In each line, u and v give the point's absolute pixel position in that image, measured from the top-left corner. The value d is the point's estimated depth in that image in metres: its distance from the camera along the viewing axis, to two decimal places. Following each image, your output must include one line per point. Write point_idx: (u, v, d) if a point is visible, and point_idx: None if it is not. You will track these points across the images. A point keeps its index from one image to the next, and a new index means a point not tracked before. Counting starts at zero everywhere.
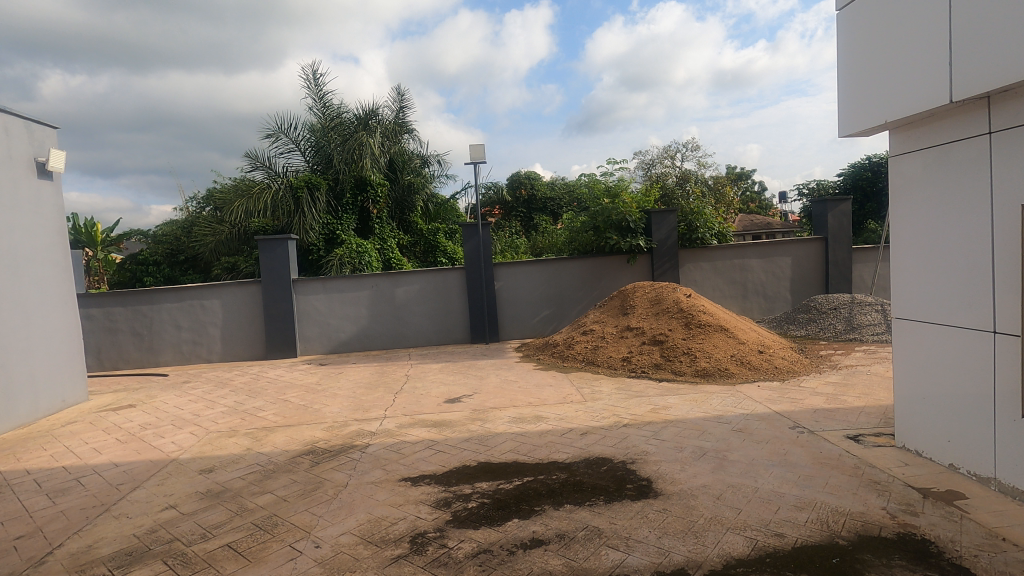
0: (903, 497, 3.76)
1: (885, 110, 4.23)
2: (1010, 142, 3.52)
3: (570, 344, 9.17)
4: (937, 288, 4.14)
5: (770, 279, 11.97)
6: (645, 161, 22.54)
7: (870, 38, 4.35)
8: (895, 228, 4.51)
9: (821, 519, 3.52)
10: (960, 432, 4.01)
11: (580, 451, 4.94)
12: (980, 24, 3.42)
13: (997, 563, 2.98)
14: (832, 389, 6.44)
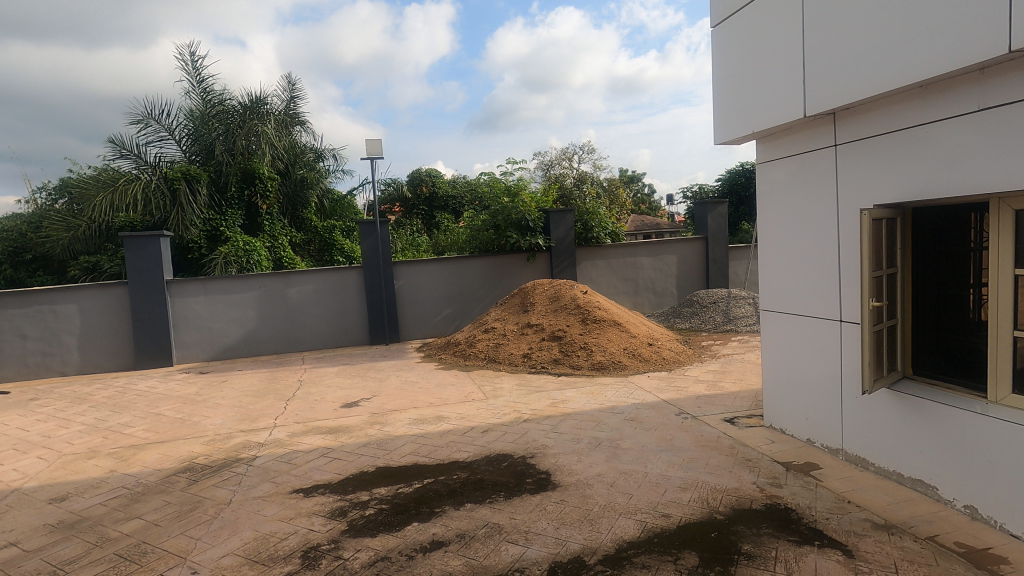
0: (770, 472, 4.17)
1: (752, 121, 4.67)
2: (850, 155, 4.02)
3: (471, 343, 9.16)
4: (796, 283, 4.63)
5: (659, 275, 12.77)
6: (544, 162, 23.13)
7: (740, 54, 4.76)
8: (763, 227, 4.99)
9: (702, 497, 3.81)
10: (816, 410, 4.52)
11: (480, 449, 4.95)
12: (827, 49, 3.87)
13: (844, 523, 3.40)
14: (712, 377, 7.01)
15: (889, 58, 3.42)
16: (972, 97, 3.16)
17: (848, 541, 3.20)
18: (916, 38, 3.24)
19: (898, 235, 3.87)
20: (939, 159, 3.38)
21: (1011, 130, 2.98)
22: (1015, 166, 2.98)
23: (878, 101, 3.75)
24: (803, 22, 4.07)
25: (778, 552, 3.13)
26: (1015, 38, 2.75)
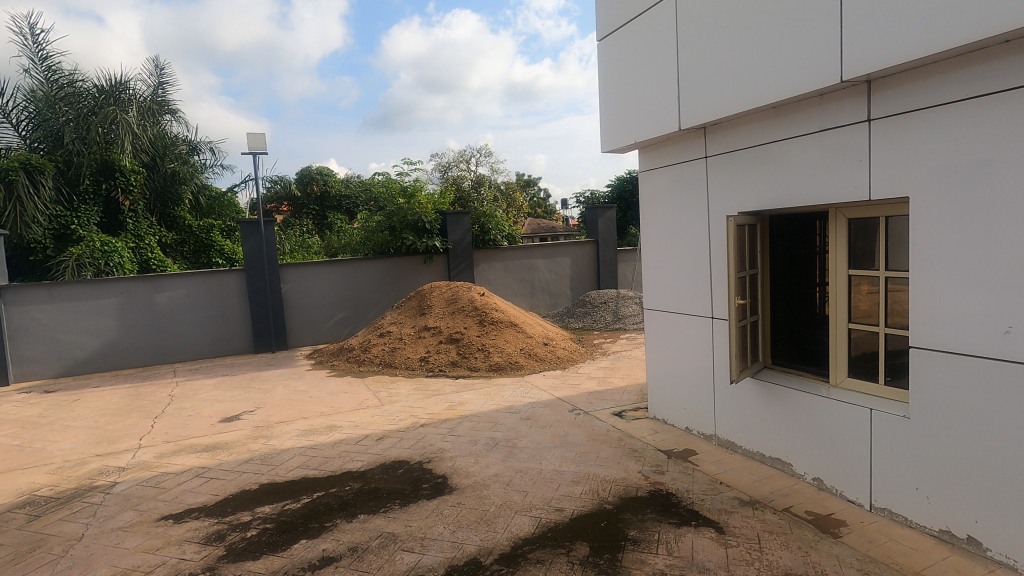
0: (654, 460, 4.46)
1: (634, 132, 4.98)
2: (718, 167, 4.42)
3: (366, 348, 8.86)
4: (674, 283, 5.00)
5: (553, 277, 13.19)
6: (441, 164, 22.97)
7: (624, 69, 5.06)
8: (645, 232, 5.33)
9: (592, 489, 3.99)
10: (693, 401, 4.91)
11: (375, 457, 4.80)
12: (697, 69, 4.24)
13: (716, 502, 3.72)
14: (602, 373, 7.37)
15: (749, 81, 3.82)
16: (814, 119, 3.61)
17: (720, 518, 3.50)
18: (770, 64, 3.64)
19: (759, 239, 4.32)
20: (789, 173, 3.82)
21: (843, 150, 3.44)
22: (847, 181, 3.44)
23: (740, 119, 4.17)
24: (677, 43, 4.42)
25: (660, 535, 3.35)
26: (845, 69, 3.18)
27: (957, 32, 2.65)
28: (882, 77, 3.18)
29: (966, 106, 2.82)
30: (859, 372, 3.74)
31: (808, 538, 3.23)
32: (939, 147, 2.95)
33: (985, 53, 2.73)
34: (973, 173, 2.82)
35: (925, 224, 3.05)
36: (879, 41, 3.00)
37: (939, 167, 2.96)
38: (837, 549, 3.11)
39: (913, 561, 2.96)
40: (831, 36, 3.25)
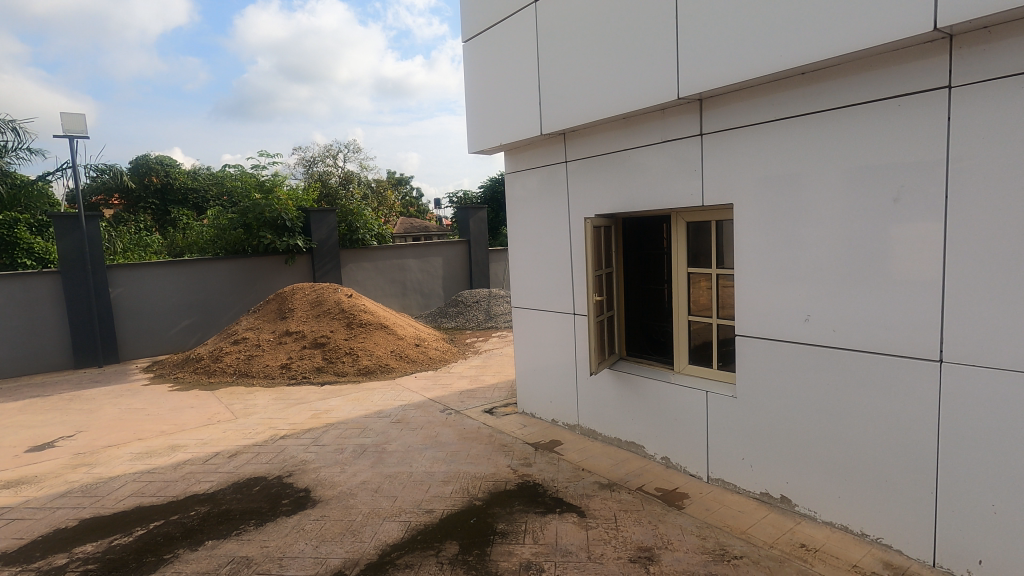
0: (522, 453, 4.61)
1: (499, 134, 5.10)
2: (577, 172, 4.67)
3: (217, 356, 8.06)
4: (539, 282, 5.21)
5: (426, 277, 13.06)
6: (305, 158, 21.59)
7: (489, 71, 5.16)
8: (512, 232, 5.48)
9: (462, 487, 4.01)
10: (558, 393, 5.15)
11: (227, 476, 4.38)
12: (557, 77, 4.46)
13: (579, 488, 3.94)
14: (474, 372, 7.45)
15: (602, 92, 4.10)
16: (657, 132, 3.97)
17: (581, 503, 3.72)
18: (620, 78, 3.95)
19: (613, 240, 4.66)
20: (637, 179, 4.17)
21: (681, 160, 3.83)
22: (684, 188, 3.84)
23: (595, 127, 4.45)
24: (537, 51, 4.61)
25: (527, 525, 3.47)
26: (681, 87, 3.55)
27: (766, 61, 3.09)
28: (710, 97, 3.60)
29: (775, 126, 3.29)
30: (697, 358, 4.21)
31: (657, 512, 3.55)
32: (755, 161, 3.41)
33: (787, 82, 3.21)
34: (780, 184, 3.30)
35: (746, 228, 3.50)
36: (708, 64, 3.39)
37: (755, 178, 3.42)
38: (681, 519, 3.46)
39: (741, 522, 3.39)
40: (669, 56, 3.61)
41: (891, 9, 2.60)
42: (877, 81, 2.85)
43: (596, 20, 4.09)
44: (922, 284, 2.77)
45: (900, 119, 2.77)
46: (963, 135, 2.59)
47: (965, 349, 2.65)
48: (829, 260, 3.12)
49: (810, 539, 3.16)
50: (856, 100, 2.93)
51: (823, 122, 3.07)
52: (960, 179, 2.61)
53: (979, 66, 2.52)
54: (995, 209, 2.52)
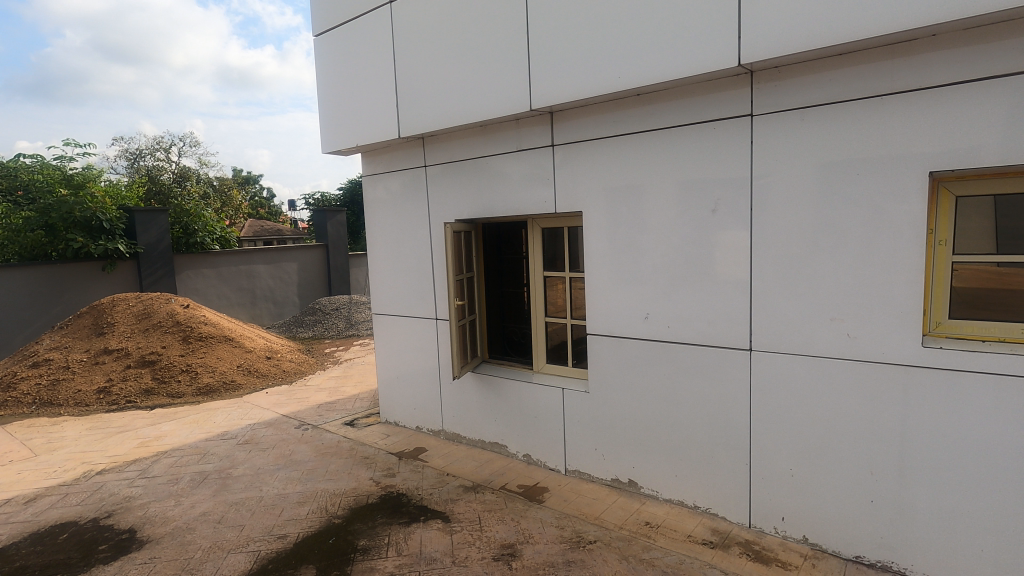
0: (385, 464, 4.48)
1: (354, 134, 4.90)
2: (436, 177, 4.67)
3: (10, 383, 6.70)
4: (400, 287, 5.11)
5: (278, 284, 12.12)
6: (129, 150, 18.86)
7: (343, 68, 4.94)
8: (371, 237, 5.31)
9: (320, 506, 3.79)
10: (421, 400, 5.10)
11: (22, 527, 3.66)
12: (414, 79, 4.41)
13: (443, 493, 3.93)
14: (333, 383, 7.08)
15: (459, 98, 4.15)
16: (512, 141, 4.12)
17: (446, 508, 3.71)
18: (477, 85, 4.02)
19: (473, 245, 4.73)
20: (495, 185, 4.28)
21: (535, 169, 4.02)
22: (539, 195, 4.03)
23: (454, 133, 4.49)
24: (394, 52, 4.53)
25: (390, 538, 3.37)
26: (533, 99, 3.71)
27: (608, 81, 3.35)
28: (560, 110, 3.82)
29: (617, 141, 3.59)
30: (554, 357, 4.43)
31: (519, 508, 3.67)
32: (600, 172, 3.69)
33: (626, 101, 3.52)
34: (622, 194, 3.61)
35: (594, 234, 3.77)
36: (556, 80, 3.59)
37: (601, 188, 3.70)
38: (541, 512, 3.61)
39: (594, 508, 3.63)
40: (522, 68, 3.76)
41: (706, 44, 2.97)
42: (698, 106, 3.24)
43: (452, 27, 4.12)
44: (736, 283, 3.20)
45: (716, 140, 3.19)
46: (764, 157, 3.04)
47: (768, 338, 3.11)
48: (663, 263, 3.47)
49: (653, 517, 3.48)
50: (682, 121, 3.30)
51: (656, 139, 3.42)
52: (762, 194, 3.06)
53: (774, 98, 2.98)
54: (787, 220, 3.00)
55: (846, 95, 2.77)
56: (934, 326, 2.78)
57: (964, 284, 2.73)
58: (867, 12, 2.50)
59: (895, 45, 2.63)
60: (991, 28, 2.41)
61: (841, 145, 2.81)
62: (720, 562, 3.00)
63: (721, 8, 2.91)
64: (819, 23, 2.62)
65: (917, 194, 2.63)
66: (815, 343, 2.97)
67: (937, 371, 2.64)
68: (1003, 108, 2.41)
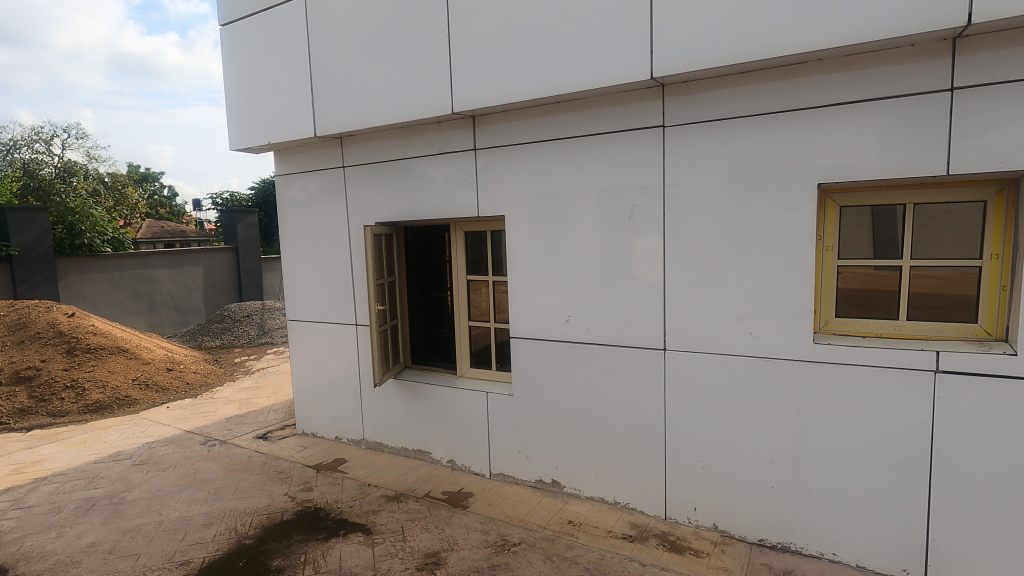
0: (301, 478, 4.26)
1: (266, 131, 4.65)
2: (355, 178, 4.52)
3: None
4: (318, 292, 4.90)
5: (180, 290, 11.20)
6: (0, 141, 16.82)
7: (253, 60, 4.66)
8: (285, 240, 5.04)
9: (229, 527, 3.54)
10: (341, 409, 4.91)
11: None
12: (332, 77, 4.25)
13: (364, 505, 3.80)
14: (244, 395, 6.65)
15: (380, 98, 4.04)
16: (434, 143, 4.08)
17: (367, 520, 3.59)
18: (398, 86, 3.94)
19: (395, 249, 4.62)
20: (418, 188, 4.21)
21: (458, 172, 4.00)
22: (462, 199, 4.01)
23: (373, 134, 4.37)
24: (309, 47, 4.34)
25: (306, 555, 3.21)
26: (456, 102, 3.70)
27: (529, 87, 3.40)
28: (482, 114, 3.83)
29: (538, 147, 3.65)
30: (478, 361, 4.43)
31: (443, 515, 3.62)
32: (522, 177, 3.74)
33: (546, 108, 3.59)
34: (544, 199, 3.67)
35: (517, 238, 3.81)
36: (478, 84, 3.59)
37: (523, 193, 3.74)
38: (466, 518, 3.58)
39: (518, 511, 3.65)
40: (444, 70, 3.73)
41: (621, 57, 3.09)
42: (613, 116, 3.37)
43: (372, 24, 4.01)
44: (651, 286, 3.35)
45: (631, 150, 3.32)
46: (675, 166, 3.21)
47: (681, 338, 3.28)
48: (584, 267, 3.57)
49: (575, 515, 3.55)
50: (600, 129, 3.41)
51: (575, 146, 3.51)
52: (674, 201, 3.23)
53: (684, 111, 3.15)
54: (697, 227, 3.17)
55: (747, 111, 2.98)
56: (824, 324, 3.06)
57: (848, 286, 3.02)
58: (765, 35, 2.70)
59: (788, 67, 2.86)
60: (867, 56, 2.69)
61: (744, 157, 3.01)
62: (639, 555, 3.11)
63: (636, 23, 3.04)
64: (724, 43, 2.81)
65: (808, 204, 2.88)
66: (723, 342, 3.16)
67: (826, 365, 2.90)
68: (878, 128, 2.69)
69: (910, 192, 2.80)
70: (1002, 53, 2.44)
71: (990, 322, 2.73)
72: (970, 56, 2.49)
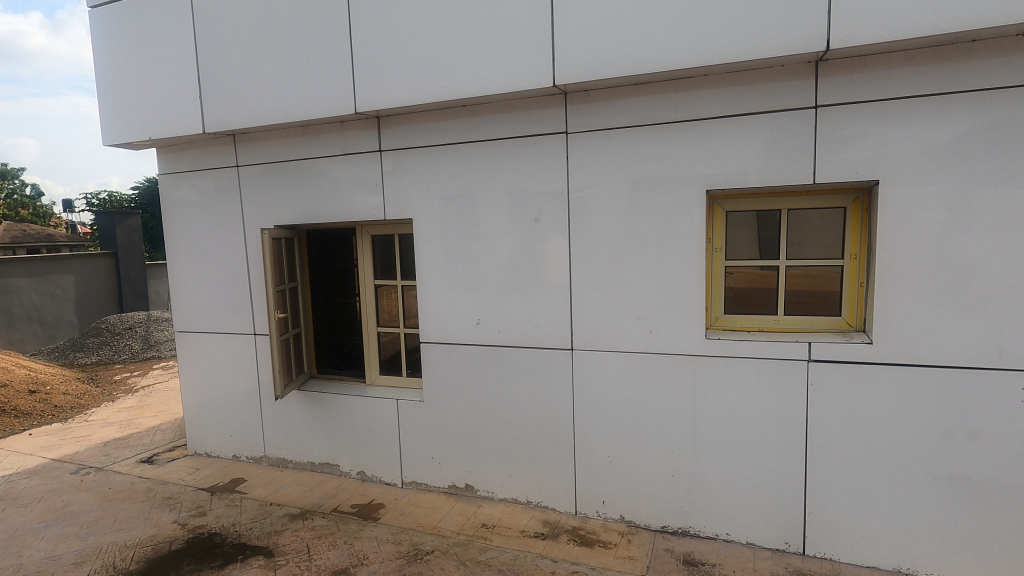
0: (193, 502, 3.93)
1: (145, 126, 4.24)
2: (251, 178, 4.26)
3: None
4: (210, 301, 4.55)
5: (46, 301, 9.88)
6: None
7: (128, 46, 4.23)
8: (171, 244, 4.63)
9: (106, 564, 3.18)
10: (238, 425, 4.59)
11: None
12: (222, 69, 3.97)
13: (265, 526, 3.57)
14: (125, 415, 6.02)
15: (277, 94, 3.83)
16: (338, 143, 3.93)
17: (268, 542, 3.37)
18: (297, 82, 3.76)
19: (296, 253, 4.39)
20: (320, 190, 4.04)
21: (363, 174, 3.88)
22: (367, 201, 3.89)
23: (270, 132, 4.14)
24: (196, 36, 4.02)
25: None
26: (359, 102, 3.59)
27: (435, 89, 3.37)
28: (387, 115, 3.74)
29: (445, 150, 3.62)
30: (388, 368, 4.32)
31: (352, 530, 3.48)
32: (429, 180, 3.70)
33: (452, 111, 3.57)
34: (452, 202, 3.65)
35: (425, 242, 3.76)
36: (383, 84, 3.51)
37: (431, 196, 3.70)
38: (376, 530, 3.47)
39: (431, 518, 3.60)
40: (346, 68, 3.60)
41: (525, 64, 3.15)
42: (518, 121, 3.42)
43: (266, 16, 3.79)
44: (558, 288, 3.43)
45: (537, 155, 3.40)
46: (579, 172, 3.31)
47: (587, 338, 3.39)
48: (493, 270, 3.59)
49: (488, 518, 3.56)
50: (506, 134, 3.45)
51: (482, 150, 3.53)
52: (578, 205, 3.33)
53: (585, 118, 3.27)
54: (600, 230, 3.30)
55: (643, 120, 3.15)
56: (715, 320, 3.30)
57: (734, 285, 3.27)
58: (657, 50, 2.87)
59: (679, 80, 3.05)
60: (746, 74, 2.93)
61: (641, 164, 3.18)
62: (551, 552, 3.17)
63: (538, 31, 3.11)
64: (621, 55, 2.94)
65: (699, 209, 3.08)
66: (625, 340, 3.31)
67: (717, 359, 3.12)
68: (757, 140, 2.94)
69: (784, 198, 3.08)
70: (856, 76, 2.75)
71: (851, 315, 3.07)
72: (830, 78, 2.79)
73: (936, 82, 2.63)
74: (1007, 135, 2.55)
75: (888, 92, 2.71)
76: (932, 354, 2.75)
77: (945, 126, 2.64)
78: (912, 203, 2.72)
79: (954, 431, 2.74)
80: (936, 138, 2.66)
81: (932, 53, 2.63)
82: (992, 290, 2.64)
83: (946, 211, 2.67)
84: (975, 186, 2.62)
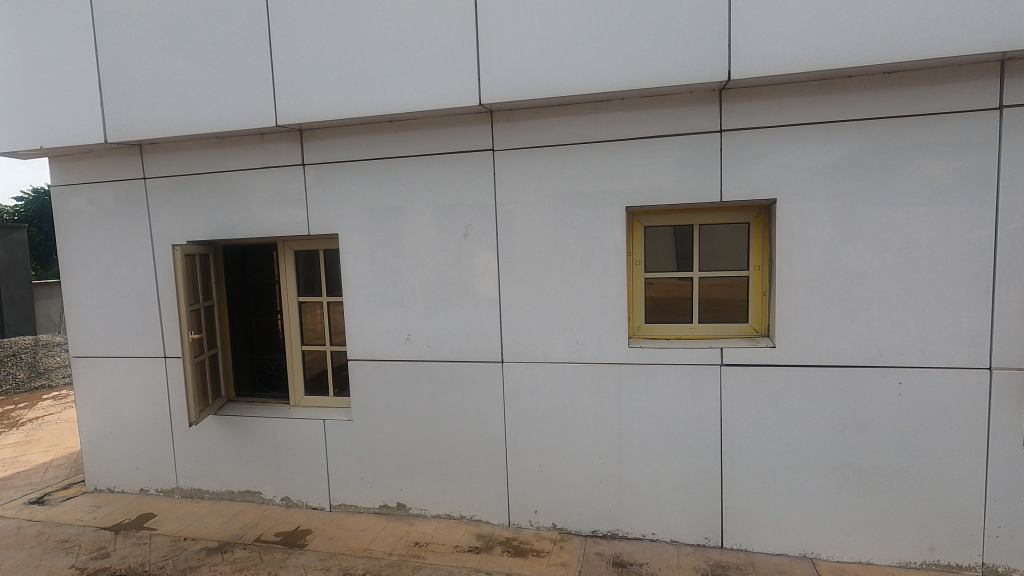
0: (94, 543, 3.59)
1: (34, 133, 3.87)
2: (159, 191, 4.01)
3: None
4: (111, 323, 4.20)
5: None
6: None
7: (13, 46, 3.86)
8: (65, 261, 4.24)
9: None
10: (147, 456, 4.26)
11: None
12: (127, 75, 3.72)
13: (178, 563, 3.33)
14: (9, 453, 5.40)
15: (189, 102, 3.65)
16: (257, 156, 3.80)
17: None
18: (212, 92, 3.60)
19: (212, 270, 4.17)
20: (238, 204, 3.87)
21: (285, 188, 3.77)
22: (290, 216, 3.78)
23: (181, 142, 3.93)
24: (96, 39, 3.76)
25: None
26: (280, 114, 3.49)
27: (360, 103, 3.35)
28: (310, 129, 3.67)
29: (371, 165, 3.59)
30: (313, 388, 4.18)
31: (277, 559, 3.32)
32: (355, 194, 3.64)
33: (378, 125, 3.56)
34: (379, 217, 3.62)
35: (351, 257, 3.69)
36: (305, 97, 3.44)
37: (358, 210, 3.65)
38: (303, 558, 3.32)
39: (362, 541, 3.50)
40: (265, 79, 3.50)
41: (451, 81, 3.20)
42: (445, 138, 3.46)
43: (177, 22, 3.61)
44: (487, 302, 3.49)
45: (464, 170, 3.45)
46: (506, 188, 3.40)
47: (516, 350, 3.46)
48: (422, 285, 3.59)
49: (421, 536, 3.51)
50: (433, 150, 3.48)
51: (409, 165, 3.54)
52: (505, 220, 3.41)
53: (511, 136, 3.36)
54: (527, 245, 3.39)
55: (566, 139, 3.29)
56: (637, 330, 3.47)
57: (653, 295, 3.46)
58: (577, 73, 3.02)
59: (597, 103, 3.23)
60: (659, 99, 3.14)
61: (565, 181, 3.31)
62: (485, 565, 3.17)
63: (463, 50, 3.17)
64: (544, 76, 3.07)
65: (620, 225, 3.25)
66: (553, 351, 3.40)
67: (639, 366, 3.28)
68: (670, 160, 3.15)
69: (696, 215, 3.32)
70: (755, 104, 3.03)
71: (756, 321, 3.35)
72: (732, 106, 3.06)
73: (821, 111, 2.95)
74: (879, 159, 2.91)
75: (781, 119, 3.00)
76: (826, 355, 3.05)
77: (830, 150, 2.96)
78: (805, 220, 3.01)
79: (845, 424, 3.05)
80: (821, 161, 2.97)
81: (817, 86, 2.94)
82: (872, 296, 2.97)
83: (833, 226, 2.99)
84: (854, 204, 2.95)
